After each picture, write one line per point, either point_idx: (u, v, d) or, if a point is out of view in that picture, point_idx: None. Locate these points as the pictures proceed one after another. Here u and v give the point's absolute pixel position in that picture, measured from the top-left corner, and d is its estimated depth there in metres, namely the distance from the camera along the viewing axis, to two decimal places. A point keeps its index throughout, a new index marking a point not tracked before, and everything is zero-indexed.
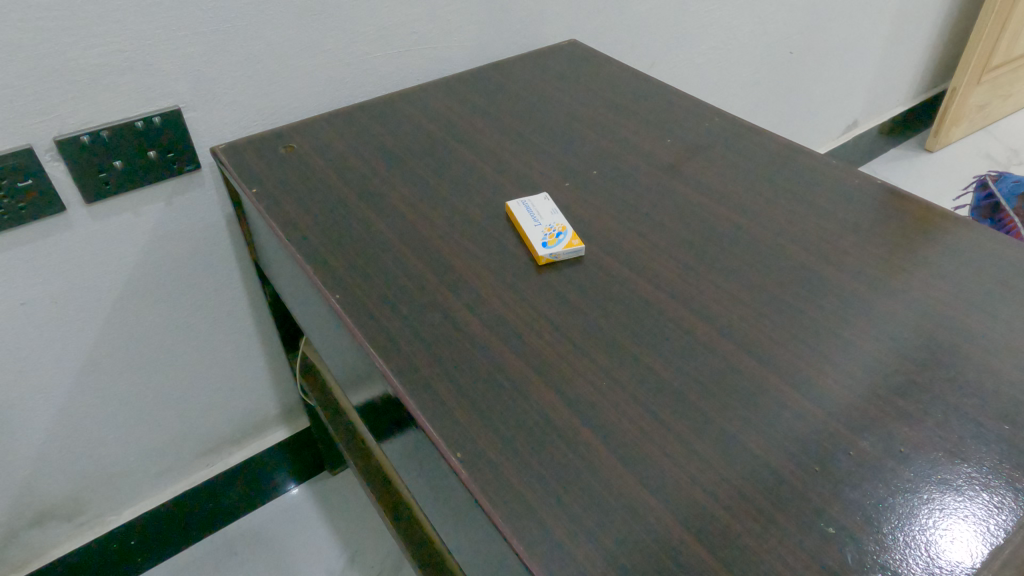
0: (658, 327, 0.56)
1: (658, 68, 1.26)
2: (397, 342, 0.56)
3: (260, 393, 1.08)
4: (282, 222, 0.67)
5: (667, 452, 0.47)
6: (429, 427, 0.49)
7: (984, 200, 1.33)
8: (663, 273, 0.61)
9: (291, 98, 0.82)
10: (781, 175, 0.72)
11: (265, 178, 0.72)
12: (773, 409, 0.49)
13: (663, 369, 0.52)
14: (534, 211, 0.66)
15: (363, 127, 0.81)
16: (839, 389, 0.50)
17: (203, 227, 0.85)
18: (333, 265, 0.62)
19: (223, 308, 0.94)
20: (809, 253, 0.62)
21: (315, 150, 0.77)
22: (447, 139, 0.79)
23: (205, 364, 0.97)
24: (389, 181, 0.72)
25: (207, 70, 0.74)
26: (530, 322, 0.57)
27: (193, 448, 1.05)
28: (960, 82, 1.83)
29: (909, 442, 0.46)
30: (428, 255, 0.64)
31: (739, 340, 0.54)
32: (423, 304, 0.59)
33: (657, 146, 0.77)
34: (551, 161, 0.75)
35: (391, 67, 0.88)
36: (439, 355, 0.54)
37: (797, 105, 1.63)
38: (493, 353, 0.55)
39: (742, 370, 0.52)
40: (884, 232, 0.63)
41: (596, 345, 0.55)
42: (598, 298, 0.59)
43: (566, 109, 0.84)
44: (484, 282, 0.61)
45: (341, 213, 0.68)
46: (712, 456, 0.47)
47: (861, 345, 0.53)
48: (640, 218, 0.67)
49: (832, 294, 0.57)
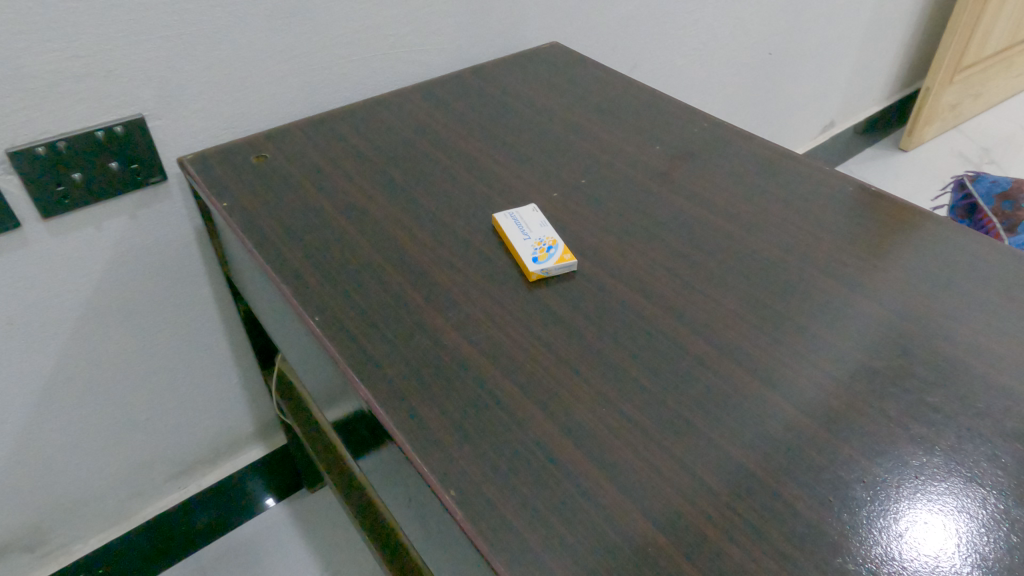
0: (655, 346, 0.53)
1: (638, 69, 1.24)
2: (382, 367, 0.52)
3: (234, 411, 1.03)
4: (255, 237, 0.63)
5: (672, 483, 0.45)
6: (419, 462, 0.46)
7: (961, 201, 1.34)
8: (658, 288, 0.58)
9: (264, 105, 0.78)
10: (774, 181, 0.70)
11: (237, 191, 0.68)
12: (778, 432, 0.47)
13: (662, 392, 0.50)
14: (523, 223, 0.63)
15: (339, 134, 0.77)
16: (844, 411, 0.48)
17: (170, 241, 0.80)
18: (310, 284, 0.59)
19: (193, 326, 0.89)
20: (806, 266, 0.60)
21: (289, 160, 0.73)
22: (429, 146, 0.76)
23: (175, 385, 0.93)
24: (368, 191, 0.69)
25: (172, 76, 0.70)
26: (522, 344, 0.54)
27: (164, 472, 1.01)
28: (933, 83, 1.85)
29: (925, 467, 0.44)
30: (410, 272, 0.60)
31: (740, 360, 0.52)
32: (408, 325, 0.55)
33: (645, 153, 0.75)
34: (537, 170, 0.72)
35: (367, 72, 0.84)
36: (427, 380, 0.51)
37: (775, 105, 1.63)
38: (485, 378, 0.51)
39: (745, 391, 0.50)
40: (881, 242, 0.62)
41: (592, 368, 0.52)
42: (592, 317, 0.56)
43: (550, 115, 0.82)
44: (472, 300, 0.58)
45: (318, 227, 0.65)
46: (719, 488, 0.44)
47: (866, 364, 0.51)
48: (631, 231, 0.65)
49: (833, 308, 0.55)
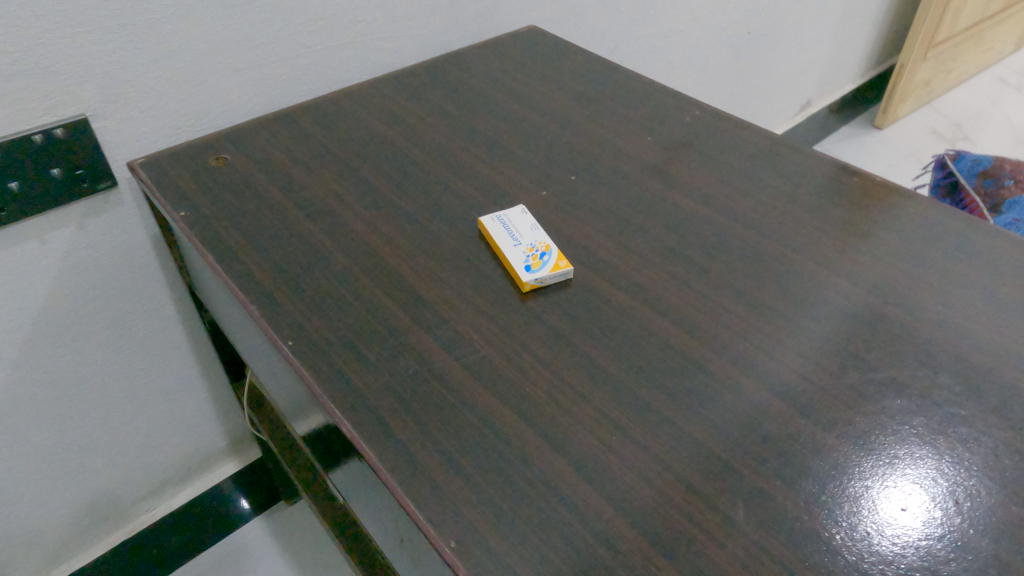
0: (663, 360, 0.48)
1: (618, 52, 1.20)
2: (361, 394, 0.46)
3: (203, 426, 0.98)
4: (216, 249, 0.57)
5: (695, 521, 0.39)
6: (409, 504, 0.40)
7: (943, 180, 1.33)
8: (662, 294, 0.53)
9: (222, 101, 0.72)
10: (775, 172, 0.66)
11: (194, 197, 0.62)
12: (801, 453, 0.42)
13: (675, 414, 0.45)
14: (512, 227, 0.58)
15: (305, 132, 0.71)
16: (869, 426, 0.44)
17: (124, 251, 0.74)
18: (280, 300, 0.53)
19: (154, 341, 0.83)
20: (818, 264, 0.55)
21: (251, 162, 0.66)
22: (403, 143, 0.70)
23: (138, 404, 0.87)
24: (339, 195, 0.63)
25: (117, 71, 0.63)
26: (517, 361, 0.48)
27: (131, 494, 0.95)
28: (907, 59, 1.84)
29: (961, 488, 0.40)
30: (390, 285, 0.54)
31: (756, 373, 0.47)
32: (389, 345, 0.50)
33: (637, 143, 0.70)
34: (521, 167, 0.67)
35: (332, 63, 0.78)
36: (415, 408, 0.46)
37: (754, 85, 1.60)
38: (477, 404, 0.46)
39: (762, 408, 0.45)
40: (894, 236, 0.58)
41: (596, 388, 0.47)
42: (593, 328, 0.51)
43: (532, 105, 0.76)
44: (459, 314, 0.52)
45: (285, 236, 0.59)
46: (746, 524, 0.39)
47: (891, 373, 0.46)
48: (627, 230, 0.59)
49: (852, 311, 0.51)
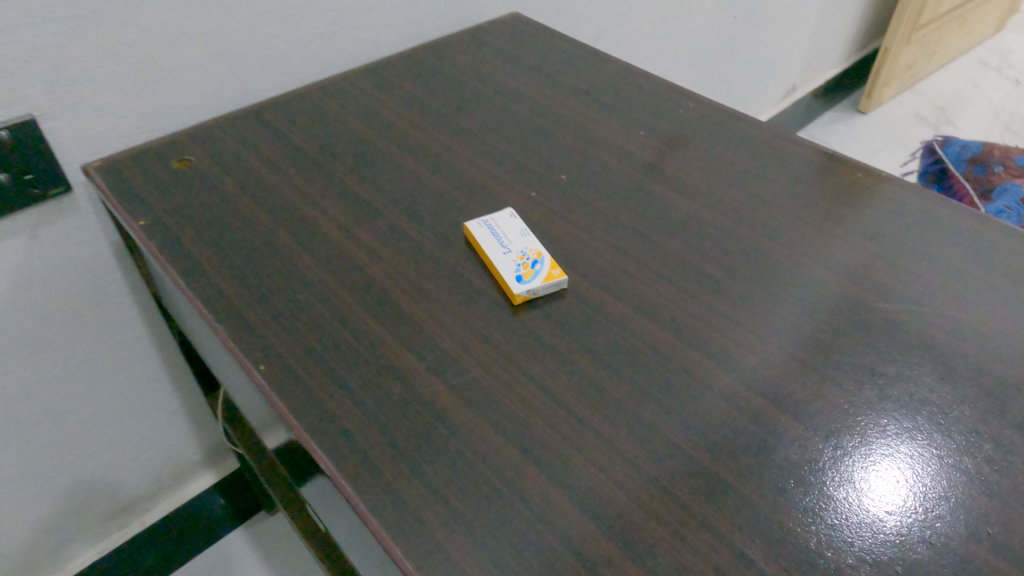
0: (668, 377, 0.44)
1: (604, 40, 1.16)
2: (339, 422, 0.42)
3: (176, 438, 0.93)
4: (178, 262, 0.53)
5: (711, 564, 0.36)
6: (395, 549, 0.36)
7: (931, 167, 1.32)
8: (663, 304, 0.49)
9: (184, 98, 0.67)
10: (776, 166, 0.62)
11: (155, 204, 0.57)
12: (816, 482, 0.39)
13: (684, 440, 0.41)
14: (500, 233, 0.53)
15: (275, 130, 0.66)
16: (889, 449, 0.40)
17: (83, 260, 0.69)
18: (249, 318, 0.48)
19: (120, 352, 0.79)
20: (827, 269, 0.52)
21: (216, 164, 0.62)
22: (380, 141, 0.65)
23: (105, 419, 0.82)
24: (312, 199, 0.58)
25: (67, 67, 0.58)
26: (509, 382, 0.44)
27: (102, 512, 0.91)
28: (891, 42, 1.82)
29: (992, 516, 0.37)
30: (369, 299, 0.50)
31: (768, 392, 0.43)
32: (369, 366, 0.45)
33: (630, 138, 0.66)
34: (508, 165, 0.63)
35: (304, 55, 0.73)
36: (400, 440, 0.41)
37: (739, 71, 1.57)
38: (467, 431, 0.42)
39: (775, 431, 0.41)
40: (903, 235, 0.54)
41: (597, 410, 0.43)
42: (590, 342, 0.47)
43: (517, 97, 0.72)
44: (444, 329, 0.48)
45: (254, 246, 0.54)
46: (767, 565, 0.36)
47: (911, 389, 0.43)
48: (622, 232, 0.56)
49: (866, 320, 0.48)
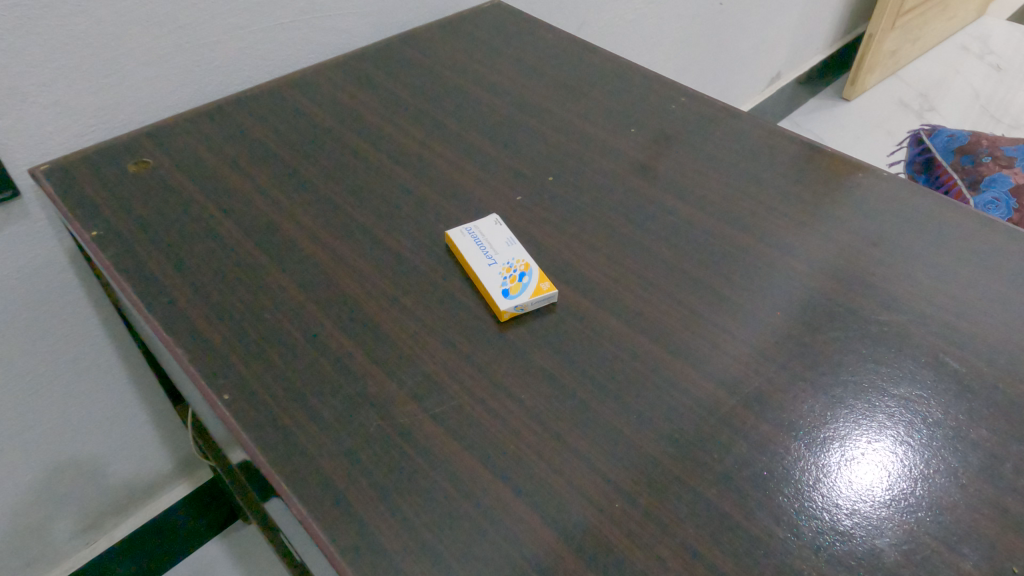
0: (667, 402, 0.41)
1: (587, 28, 1.12)
2: (309, 459, 0.38)
3: (144, 450, 0.89)
4: (133, 275, 0.48)
5: None
6: None
7: (918, 156, 1.31)
8: (659, 318, 0.46)
9: (142, 93, 0.62)
10: (772, 165, 0.59)
11: (108, 211, 0.53)
12: (831, 519, 0.36)
13: (687, 473, 0.38)
14: (485, 243, 0.50)
15: (240, 128, 0.62)
16: (904, 480, 0.38)
17: (35, 269, 0.64)
18: (210, 340, 0.44)
19: (80, 364, 0.74)
20: (831, 278, 0.49)
21: (177, 166, 0.57)
22: (353, 139, 0.61)
23: (67, 434, 0.78)
24: (280, 204, 0.54)
25: (8, 62, 0.53)
26: (495, 409, 0.41)
27: (66, 529, 0.86)
28: (876, 28, 1.80)
29: (1015, 552, 0.35)
30: (342, 316, 0.46)
31: (773, 416, 0.40)
32: (342, 393, 0.42)
33: (619, 135, 0.62)
34: (490, 165, 0.59)
35: (272, 46, 0.69)
36: (377, 477, 0.38)
37: (725, 58, 1.54)
38: (451, 466, 0.38)
39: (783, 462, 0.38)
40: (908, 239, 0.52)
41: (591, 439, 0.39)
42: (583, 362, 0.43)
43: (498, 91, 0.68)
44: (425, 350, 0.44)
45: (216, 257, 0.50)
46: None
47: (924, 411, 0.41)
48: (613, 239, 0.52)
49: (874, 334, 0.45)
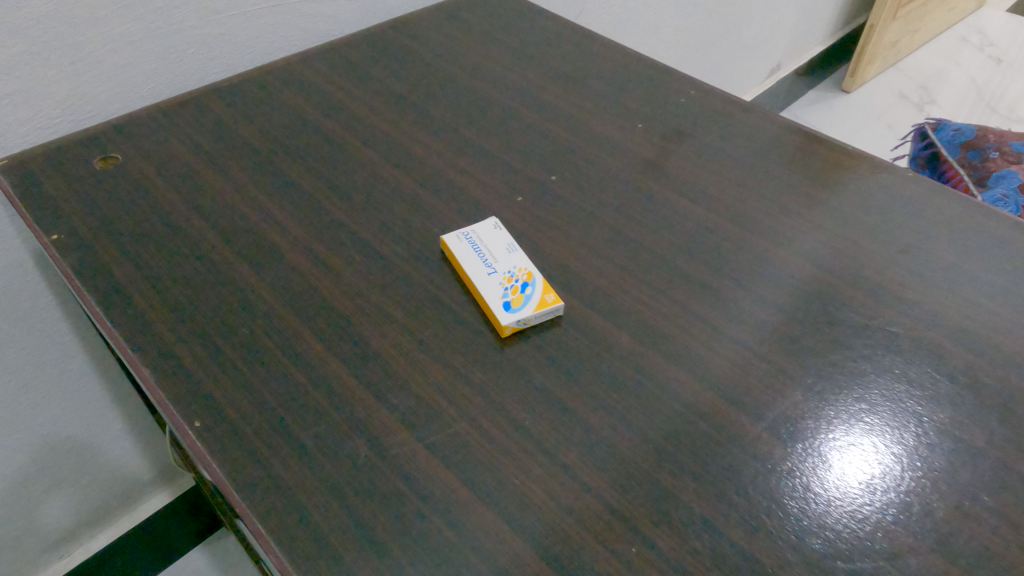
0: (685, 429, 0.38)
1: (586, 15, 1.08)
2: (290, 496, 0.35)
3: (123, 458, 0.85)
4: (98, 285, 0.44)
5: None
6: None
7: (922, 151, 1.27)
8: (675, 334, 0.42)
9: (112, 82, 0.57)
10: (788, 163, 0.55)
11: (71, 211, 0.48)
12: (873, 566, 0.33)
13: (709, 511, 0.34)
14: (484, 250, 0.46)
15: (218, 121, 0.57)
16: (946, 517, 0.34)
17: None
18: (182, 359, 0.40)
19: (50, 370, 0.70)
20: (858, 289, 0.45)
21: (148, 163, 0.53)
22: (339, 133, 0.57)
23: (38, 442, 0.74)
24: (260, 206, 0.50)
25: None
26: (496, 438, 0.37)
27: (38, 541, 0.82)
28: (877, 19, 1.76)
29: None
30: (328, 332, 0.42)
31: (802, 445, 0.37)
32: (328, 420, 0.38)
33: (626, 130, 0.58)
34: (489, 163, 0.55)
35: (253, 32, 0.64)
36: (367, 518, 0.34)
37: (726, 48, 1.50)
38: (450, 505, 0.35)
39: (816, 498, 0.35)
40: (936, 246, 0.48)
41: (602, 473, 0.36)
42: (592, 384, 0.40)
43: (495, 81, 0.64)
44: (419, 370, 0.40)
45: (190, 264, 0.45)
46: None
47: (965, 439, 0.37)
48: (622, 244, 0.48)
49: (908, 352, 0.41)
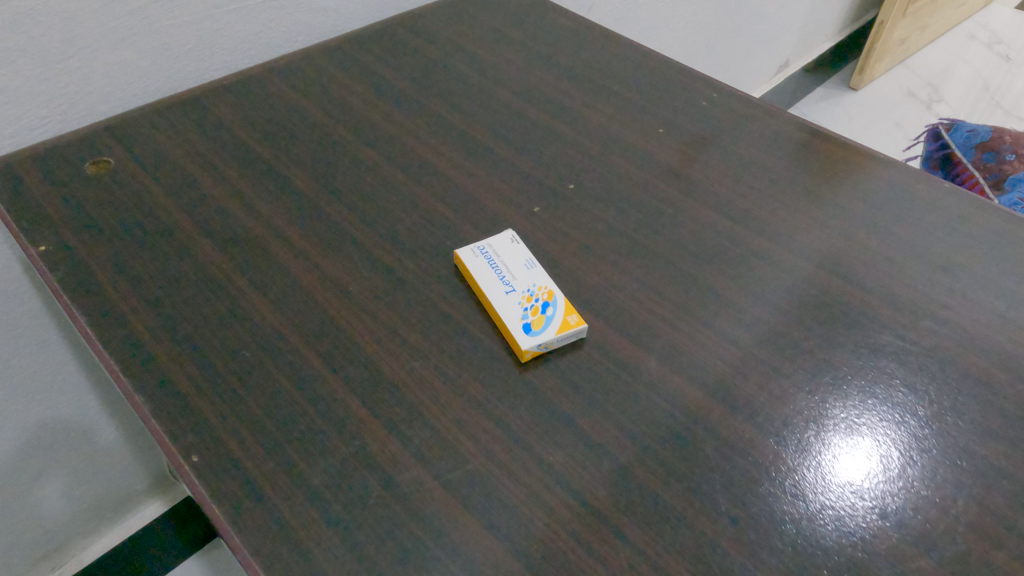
0: (719, 466, 0.35)
1: (596, 10, 1.04)
2: (296, 538, 0.32)
3: (115, 467, 0.82)
4: (88, 300, 0.41)
5: None
6: None
7: (936, 151, 1.25)
8: (705, 360, 0.40)
9: (105, 80, 0.54)
10: (818, 171, 0.52)
11: (61, 219, 0.45)
12: None
13: (746, 557, 0.32)
14: (501, 266, 0.43)
15: (216, 122, 0.54)
16: (1000, 564, 0.32)
17: None
18: (179, 384, 0.37)
19: (39, 377, 0.67)
20: (898, 310, 0.42)
21: (143, 167, 0.50)
22: (345, 137, 0.54)
23: (30, 450, 0.71)
24: (261, 215, 0.47)
25: None
26: (517, 474, 0.35)
27: (28, 552, 0.79)
28: (887, 15, 1.73)
29: None
30: (335, 354, 0.39)
31: (841, 486, 0.35)
32: (336, 453, 0.35)
33: (647, 135, 0.55)
34: (502, 169, 0.52)
35: (253, 27, 0.61)
36: (379, 563, 0.31)
37: (735, 45, 1.48)
38: (468, 549, 0.32)
39: (859, 545, 0.33)
40: (977, 263, 0.45)
41: (632, 515, 0.33)
42: (618, 414, 0.37)
43: (509, 81, 0.61)
44: (432, 398, 0.37)
45: (187, 278, 0.43)
46: None
47: (1013, 478, 0.35)
48: (646, 259, 0.45)
49: (953, 381, 0.39)
